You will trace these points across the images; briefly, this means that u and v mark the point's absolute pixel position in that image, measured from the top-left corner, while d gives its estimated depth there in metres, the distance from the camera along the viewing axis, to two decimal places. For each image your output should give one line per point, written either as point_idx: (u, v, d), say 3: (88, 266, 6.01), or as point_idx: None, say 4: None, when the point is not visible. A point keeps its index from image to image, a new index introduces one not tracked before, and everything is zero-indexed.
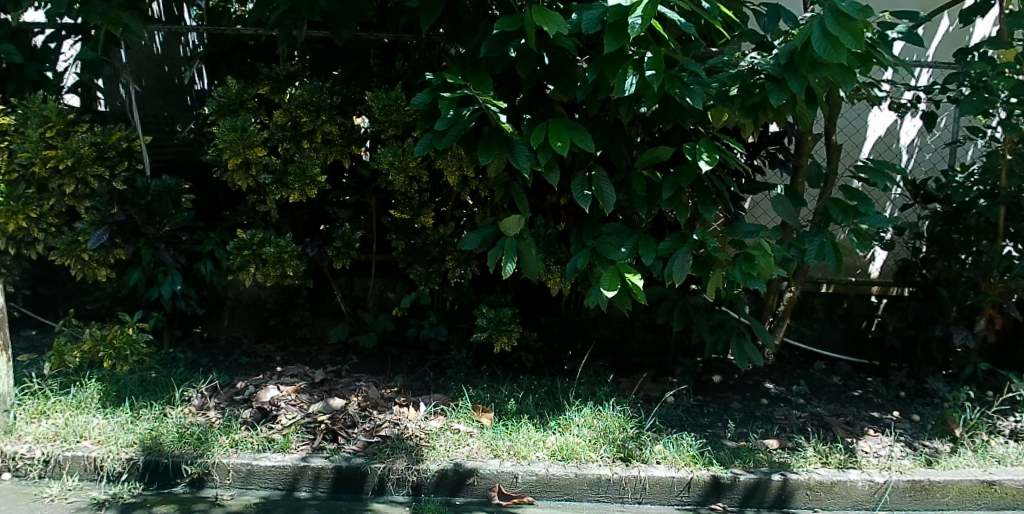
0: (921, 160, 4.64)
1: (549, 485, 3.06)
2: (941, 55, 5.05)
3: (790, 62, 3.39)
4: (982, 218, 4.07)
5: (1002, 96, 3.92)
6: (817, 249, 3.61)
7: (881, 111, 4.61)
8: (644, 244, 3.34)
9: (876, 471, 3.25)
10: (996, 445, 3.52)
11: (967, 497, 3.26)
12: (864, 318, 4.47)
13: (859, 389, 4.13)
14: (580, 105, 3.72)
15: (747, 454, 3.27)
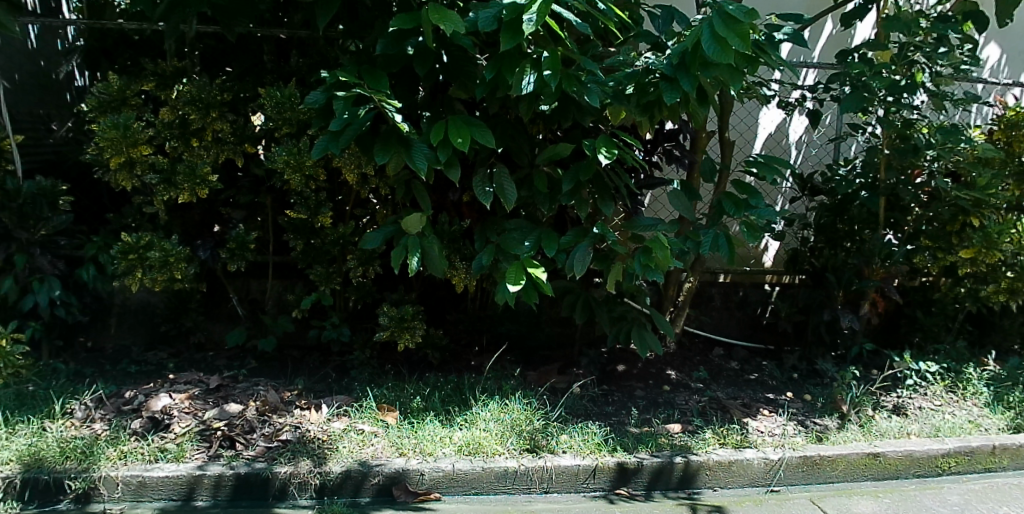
0: (808, 154, 4.91)
1: (456, 480, 3.09)
2: (826, 57, 5.35)
3: (682, 62, 3.51)
4: (864, 209, 4.35)
5: (880, 95, 4.17)
6: (712, 241, 3.74)
7: (770, 109, 4.82)
8: (547, 240, 3.39)
9: (771, 449, 3.48)
10: (880, 419, 3.86)
11: (854, 469, 3.58)
12: (759, 305, 4.70)
13: (755, 372, 4.32)
14: (481, 103, 3.73)
15: (650, 439, 3.39)
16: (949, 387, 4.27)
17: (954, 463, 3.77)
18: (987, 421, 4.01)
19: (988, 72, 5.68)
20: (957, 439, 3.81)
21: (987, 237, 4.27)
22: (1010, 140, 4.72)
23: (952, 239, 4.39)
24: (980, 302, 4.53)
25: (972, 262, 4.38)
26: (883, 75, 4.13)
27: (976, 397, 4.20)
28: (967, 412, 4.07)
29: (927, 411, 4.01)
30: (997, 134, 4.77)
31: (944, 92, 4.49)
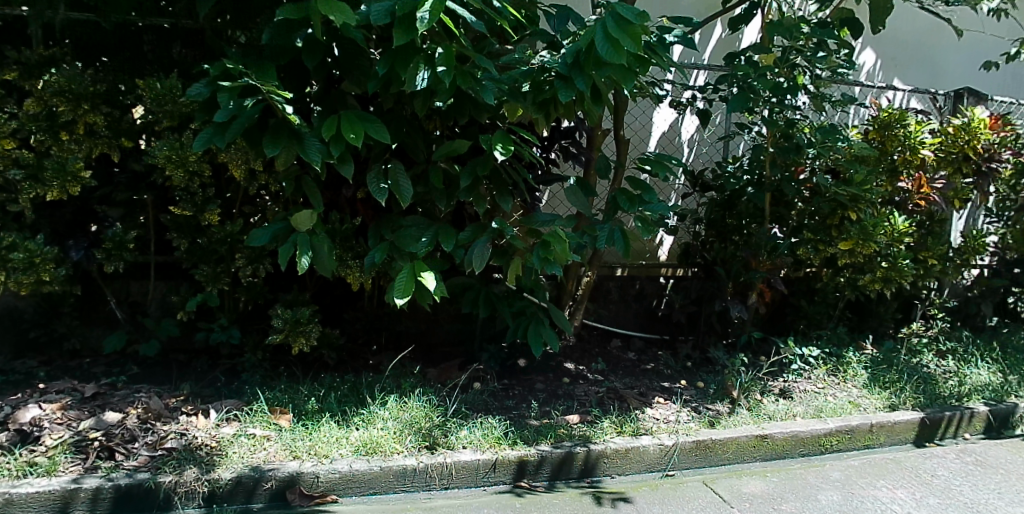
0: (699, 153, 5.14)
1: (354, 481, 3.03)
2: (716, 59, 5.58)
3: (576, 61, 3.58)
4: (750, 204, 4.56)
5: (765, 96, 4.36)
6: (608, 235, 3.82)
7: (663, 108, 5.00)
8: (443, 236, 3.39)
9: (666, 435, 3.61)
10: (767, 402, 4.07)
11: (744, 450, 3.75)
12: (655, 297, 4.84)
13: (652, 362, 4.45)
14: (375, 99, 3.70)
15: (549, 431, 3.46)
16: (830, 370, 4.55)
17: (835, 441, 4.00)
18: (865, 401, 4.28)
19: (865, 76, 6.05)
20: (838, 419, 4.05)
21: (863, 229, 4.53)
22: (883, 140, 4.99)
23: (832, 232, 4.65)
24: (857, 290, 4.83)
25: (850, 252, 4.63)
26: (767, 77, 4.31)
27: (854, 379, 4.48)
28: (847, 393, 4.33)
29: (810, 393, 4.25)
30: (871, 133, 5.06)
31: (824, 94, 4.75)
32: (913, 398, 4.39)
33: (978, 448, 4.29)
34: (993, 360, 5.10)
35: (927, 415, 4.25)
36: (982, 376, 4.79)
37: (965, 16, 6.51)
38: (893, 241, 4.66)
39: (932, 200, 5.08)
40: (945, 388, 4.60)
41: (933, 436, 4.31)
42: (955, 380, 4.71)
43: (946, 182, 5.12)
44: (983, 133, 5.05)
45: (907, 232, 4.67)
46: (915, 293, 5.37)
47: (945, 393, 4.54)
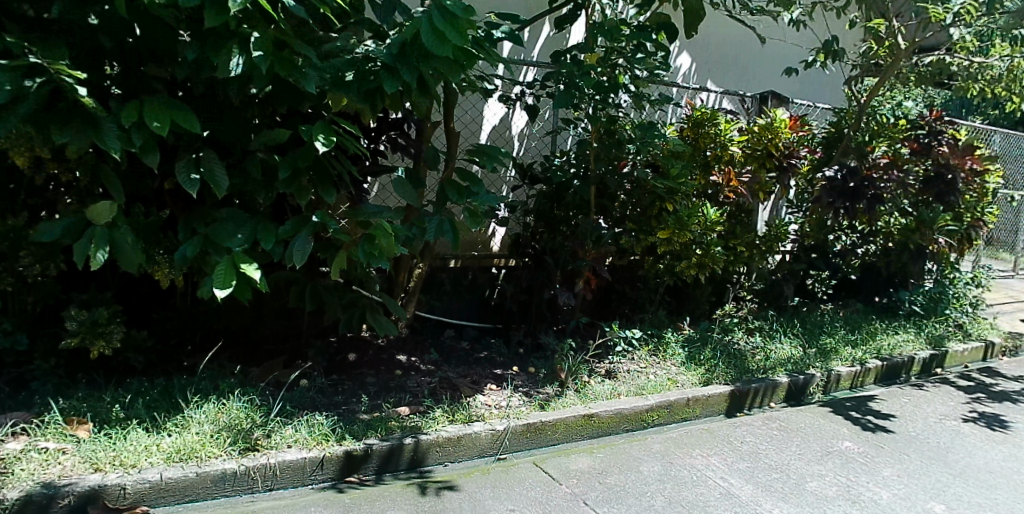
0: (529, 147, 5.30)
1: (166, 490, 2.85)
2: (544, 56, 5.79)
3: (402, 52, 3.55)
4: (577, 196, 4.75)
5: (588, 93, 4.52)
6: (436, 228, 3.83)
7: (493, 102, 5.10)
8: (262, 231, 3.27)
9: (497, 421, 3.74)
10: (594, 384, 4.29)
11: (571, 430, 3.93)
12: (488, 287, 4.94)
13: (484, 351, 4.58)
14: (184, 83, 3.49)
15: (380, 424, 3.47)
16: (651, 350, 4.88)
17: (656, 416, 4.26)
18: (682, 377, 4.60)
19: (680, 78, 6.50)
20: (658, 395, 4.32)
21: (678, 219, 4.84)
22: (696, 137, 5.37)
23: (651, 222, 4.94)
24: (675, 275, 5.17)
25: (667, 241, 4.94)
26: (591, 75, 4.42)
27: (673, 357, 4.82)
28: (666, 371, 4.64)
29: (632, 373, 4.53)
30: (686, 131, 5.40)
31: (643, 95, 4.94)
32: (725, 373, 4.76)
33: (781, 415, 4.75)
34: (793, 336, 5.66)
35: (737, 388, 4.63)
36: (785, 350, 5.30)
37: (769, 26, 7.17)
38: (706, 230, 4.99)
39: (739, 193, 5.42)
40: (754, 362, 5.04)
41: (743, 407, 4.72)
42: (761, 355, 5.17)
43: (751, 175, 5.50)
44: (783, 133, 5.52)
45: (717, 221, 5.00)
46: (728, 277, 5.81)
47: (754, 367, 4.97)
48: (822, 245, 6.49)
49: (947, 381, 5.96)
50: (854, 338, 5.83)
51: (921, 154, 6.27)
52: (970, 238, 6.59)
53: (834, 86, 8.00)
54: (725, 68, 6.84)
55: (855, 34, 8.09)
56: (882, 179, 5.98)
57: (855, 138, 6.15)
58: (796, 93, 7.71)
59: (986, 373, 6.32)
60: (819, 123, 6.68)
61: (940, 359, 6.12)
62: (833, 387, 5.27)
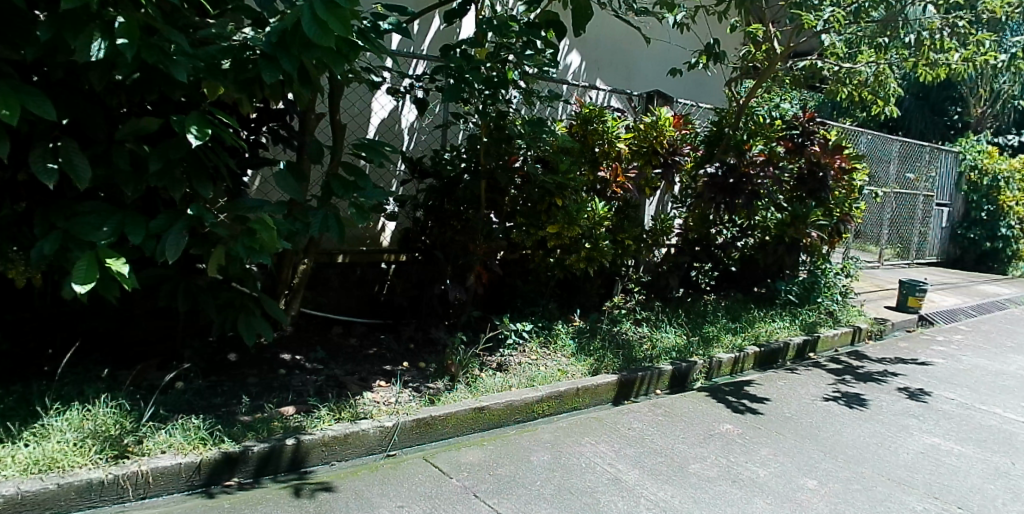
0: (419, 141, 5.29)
1: (24, 504, 2.65)
2: (434, 50, 5.77)
3: (281, 41, 3.41)
4: (467, 191, 4.73)
5: (478, 88, 4.53)
6: (321, 222, 3.74)
7: (382, 96, 5.05)
8: (129, 225, 3.10)
9: (386, 417, 3.71)
10: (485, 377, 4.33)
11: (461, 424, 3.94)
12: (377, 283, 4.98)
13: (374, 347, 4.60)
14: (41, 67, 3.26)
15: (262, 426, 3.38)
16: (542, 342, 5.00)
17: (546, 406, 4.34)
18: (572, 368, 4.72)
19: (571, 75, 6.64)
20: (548, 386, 4.41)
21: (568, 214, 4.94)
22: (585, 133, 5.47)
23: (541, 217, 4.99)
24: (566, 269, 5.27)
25: (557, 235, 5.02)
26: (479, 70, 4.37)
27: (563, 349, 4.95)
28: (556, 362, 4.75)
29: (523, 365, 4.61)
30: (575, 127, 5.47)
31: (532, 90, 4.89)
32: (613, 362, 4.91)
33: (665, 401, 4.95)
34: (678, 325, 5.92)
35: (624, 376, 4.78)
36: (670, 339, 5.52)
37: (654, 28, 7.44)
38: (594, 223, 5.18)
39: (626, 188, 5.63)
40: (641, 351, 5.22)
41: (630, 395, 4.87)
42: (648, 344, 5.38)
43: (637, 172, 5.73)
44: (668, 130, 5.75)
45: (605, 216, 5.21)
46: (617, 270, 5.94)
47: (640, 356, 5.16)
48: (705, 238, 6.78)
49: (818, 364, 6.37)
50: (734, 326, 6.15)
51: (796, 152, 6.64)
52: (840, 231, 6.88)
53: (715, 87, 8.39)
54: (612, 67, 7.05)
55: (735, 38, 8.51)
56: (759, 175, 6.35)
57: (735, 136, 6.47)
58: (681, 93, 8.04)
59: (853, 356, 6.81)
60: (702, 122, 6.97)
61: (812, 345, 6.54)
62: (714, 373, 5.53)
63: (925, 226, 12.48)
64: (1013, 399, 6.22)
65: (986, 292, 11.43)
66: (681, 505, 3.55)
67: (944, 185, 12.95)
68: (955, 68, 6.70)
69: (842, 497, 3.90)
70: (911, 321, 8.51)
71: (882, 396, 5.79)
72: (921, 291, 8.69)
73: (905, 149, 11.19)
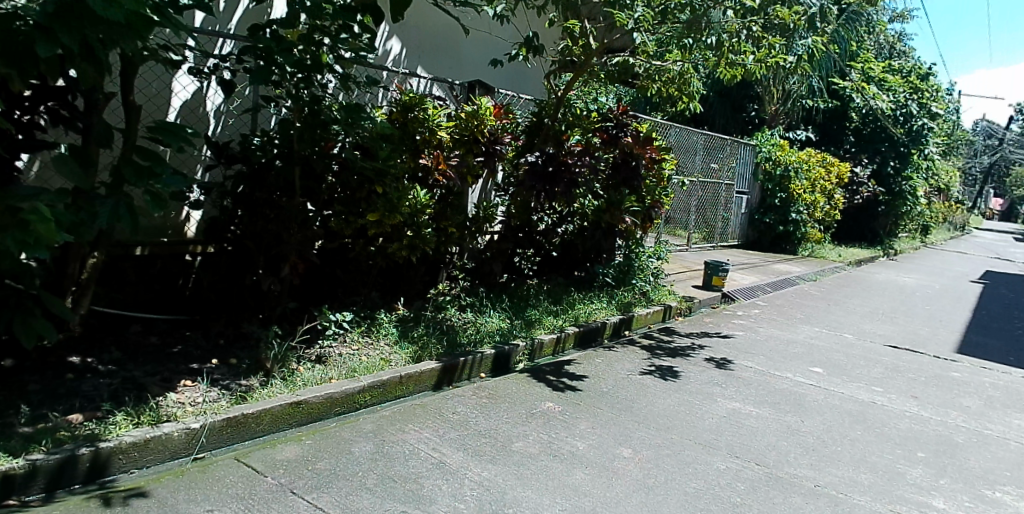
0: (227, 124, 5.05)
1: None
2: (242, 30, 5.48)
3: (60, 12, 3.00)
4: (280, 178, 4.59)
5: (289, 72, 4.35)
6: (110, 212, 3.43)
7: (183, 76, 4.77)
8: None
9: (192, 418, 3.50)
10: (304, 371, 4.22)
11: (277, 420, 3.81)
12: (180, 276, 4.75)
13: (178, 345, 4.33)
14: None
15: (47, 437, 3.10)
16: (364, 332, 4.95)
17: (368, 396, 4.30)
18: (395, 357, 4.71)
19: (391, 62, 6.60)
20: (370, 376, 4.37)
21: (388, 202, 4.93)
22: (405, 121, 5.47)
23: (360, 205, 4.97)
24: (387, 257, 5.28)
25: (378, 224, 5.00)
26: (291, 53, 4.17)
27: (386, 337, 4.94)
28: (380, 352, 4.72)
29: (343, 356, 4.54)
30: (395, 115, 5.45)
31: (349, 76, 4.73)
32: (436, 349, 4.96)
33: (488, 384, 5.06)
34: (501, 309, 6.09)
35: (446, 362, 4.85)
36: (493, 323, 5.69)
37: (473, 20, 7.59)
38: (416, 211, 5.20)
39: (447, 175, 5.66)
40: (465, 336, 5.33)
41: (453, 380, 4.94)
42: (472, 329, 5.48)
43: (460, 160, 5.75)
44: (488, 119, 5.88)
45: (428, 204, 5.28)
46: (441, 258, 5.96)
47: (463, 341, 5.26)
48: (528, 225, 6.86)
49: (632, 341, 6.82)
50: (555, 309, 6.43)
51: (611, 144, 7.03)
52: (652, 218, 7.48)
53: (535, 79, 8.71)
54: (431, 56, 7.12)
55: (552, 33, 8.88)
56: (577, 164, 6.60)
57: (554, 127, 6.81)
58: (501, 84, 8.27)
59: (664, 332, 7.37)
60: (522, 113, 7.15)
61: (627, 323, 6.98)
62: (537, 355, 5.75)
63: (726, 212, 13.74)
64: (798, 364, 7.02)
65: (778, 270, 12.78)
66: (504, 483, 3.66)
67: (744, 175, 14.29)
68: (749, 68, 7.36)
69: (653, 463, 4.22)
70: (715, 298, 9.34)
71: (689, 368, 6.31)
72: (723, 271, 9.56)
73: (710, 141, 12.22)
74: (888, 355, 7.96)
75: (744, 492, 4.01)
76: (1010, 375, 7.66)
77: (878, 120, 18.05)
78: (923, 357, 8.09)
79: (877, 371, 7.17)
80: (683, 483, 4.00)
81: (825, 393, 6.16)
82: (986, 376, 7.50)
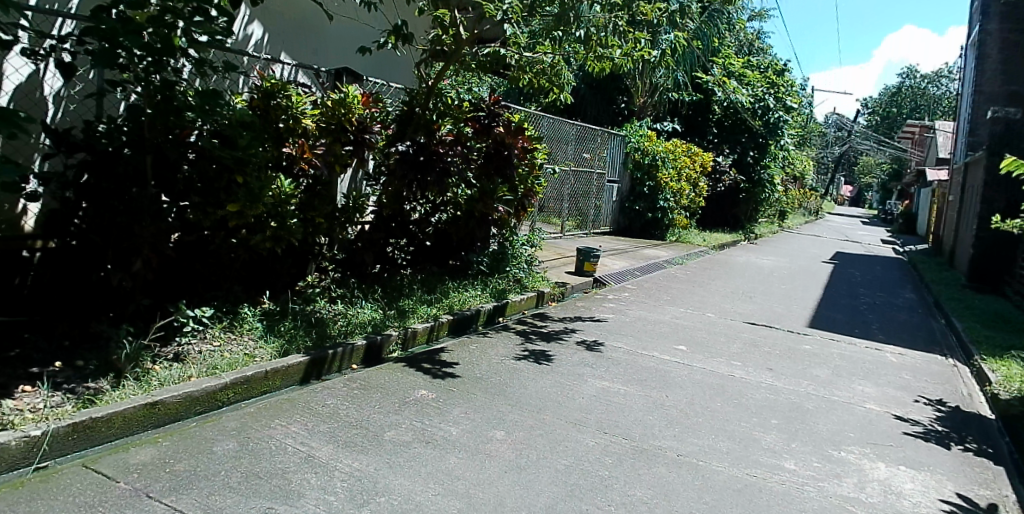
0: (68, 110, 4.72)
1: None
2: (84, 9, 5.14)
3: None
4: (129, 167, 4.35)
5: (138, 55, 4.09)
6: None
7: (14, 57, 4.43)
8: None
9: (31, 426, 3.27)
10: (160, 370, 4.04)
11: (131, 423, 3.62)
12: (17, 275, 4.44)
13: (16, 348, 4.05)
14: None
15: None
16: (226, 328, 4.78)
17: (231, 393, 4.17)
18: (259, 352, 4.59)
19: (251, 47, 6.40)
20: (233, 372, 4.23)
21: (250, 193, 4.82)
22: (267, 108, 5.35)
23: (219, 195, 4.79)
24: (250, 250, 5.12)
25: (238, 214, 4.83)
26: (138, 36, 3.92)
27: (250, 332, 4.80)
28: (243, 348, 4.58)
29: (203, 353, 4.38)
30: (255, 102, 5.32)
31: (206, 61, 4.50)
32: (304, 342, 4.88)
33: (359, 375, 5.02)
34: (373, 300, 6.05)
35: (314, 355, 4.78)
36: (365, 314, 5.62)
37: (339, 6, 7.46)
38: (279, 202, 5.10)
39: (313, 164, 5.55)
40: (334, 328, 5.27)
41: (322, 373, 4.87)
42: (343, 320, 5.42)
43: (326, 148, 5.62)
44: (356, 108, 5.77)
45: (292, 193, 5.17)
46: (309, 249, 5.84)
47: (332, 333, 5.20)
48: (400, 215, 6.81)
49: (507, 327, 6.98)
50: (429, 298, 6.47)
51: (483, 133, 7.08)
52: (525, 206, 7.66)
53: (405, 68, 8.69)
54: (294, 42, 6.99)
55: (423, 22, 8.89)
56: (448, 154, 6.67)
57: (424, 116, 6.70)
58: (371, 71, 8.19)
59: (538, 318, 7.58)
60: (393, 101, 7.06)
61: (500, 310, 7.12)
62: (410, 344, 5.77)
63: (599, 200, 14.26)
64: (664, 343, 7.43)
65: (648, 255, 13.42)
66: (376, 472, 3.66)
67: (615, 164, 14.85)
68: (617, 62, 7.54)
69: (525, 443, 4.35)
70: (587, 283, 9.69)
71: (562, 351, 6.53)
72: (595, 256, 9.95)
73: (581, 132, 12.61)
74: (746, 331, 8.56)
75: (612, 465, 4.22)
76: (850, 346, 8.43)
77: (738, 113, 19.24)
78: (776, 331, 8.76)
79: (735, 346, 7.71)
80: (553, 461, 4.16)
81: (688, 369, 6.56)
82: (831, 348, 8.22)
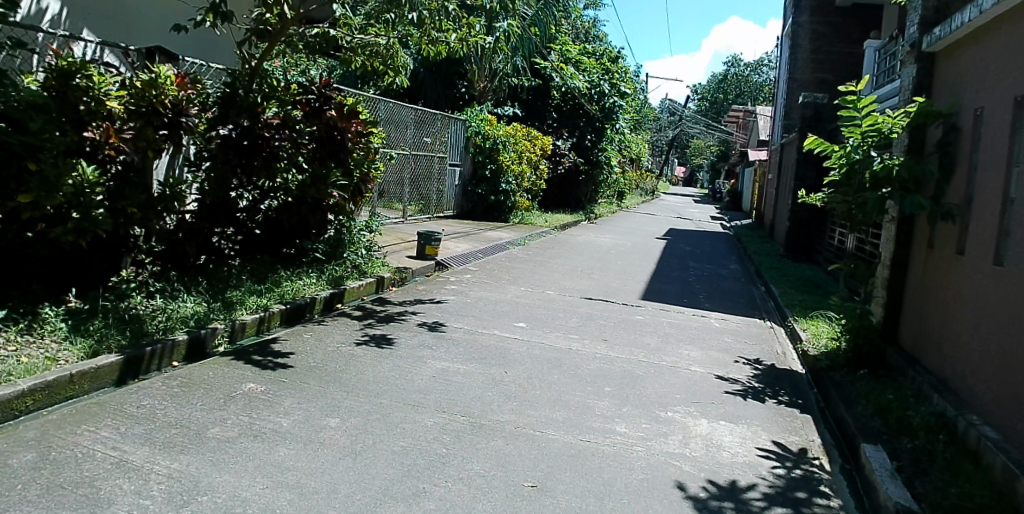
0: None
1: None
2: None
3: None
4: None
5: None
6: None
7: None
8: None
9: None
10: None
11: None
12: None
13: None
14: None
15: None
16: (22, 330, 4.38)
17: (30, 401, 3.84)
18: (63, 355, 4.24)
19: (46, 22, 5.93)
20: (30, 378, 3.89)
21: (43, 181, 4.40)
22: (62, 89, 4.91)
23: (8, 184, 4.38)
24: (49, 244, 4.75)
25: (32, 206, 4.42)
26: None
27: (52, 334, 4.42)
28: (44, 351, 4.22)
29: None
30: (50, 83, 4.88)
31: None
32: (118, 341, 4.57)
33: (180, 372, 4.77)
34: (196, 294, 5.74)
35: (129, 354, 4.48)
36: (187, 308, 5.34)
37: None
38: (81, 191, 4.71)
39: (120, 149, 5.17)
40: (152, 325, 4.96)
41: (139, 373, 4.59)
42: (162, 316, 5.11)
43: (136, 133, 5.21)
44: (169, 89, 5.33)
45: (97, 181, 4.79)
46: (121, 242, 5.43)
47: (151, 329, 4.91)
48: (224, 204, 6.52)
49: (344, 314, 6.89)
50: (260, 288, 6.24)
51: (314, 116, 6.86)
52: (362, 192, 7.51)
53: (226, 48, 8.30)
54: (93, 16, 6.47)
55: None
56: (275, 138, 6.40)
57: (247, 98, 6.36)
58: (186, 51, 7.73)
59: (377, 303, 7.55)
60: (213, 82, 6.67)
61: (336, 297, 7.01)
62: (238, 336, 5.55)
63: (441, 184, 14.34)
64: (505, 321, 7.67)
65: (490, 237, 13.71)
66: (197, 471, 3.52)
67: (456, 148, 14.97)
68: (454, 45, 7.59)
69: (362, 428, 4.36)
70: (429, 267, 9.77)
71: (402, 334, 6.56)
72: (436, 240, 10.02)
73: (421, 116, 12.59)
74: (583, 306, 9.01)
75: (449, 442, 4.33)
76: (676, 315, 9.13)
77: (575, 98, 20.00)
78: (611, 304, 9.30)
79: (572, 320, 8.10)
80: (391, 443, 4.20)
81: (526, 344, 6.82)
82: (660, 317, 8.86)
